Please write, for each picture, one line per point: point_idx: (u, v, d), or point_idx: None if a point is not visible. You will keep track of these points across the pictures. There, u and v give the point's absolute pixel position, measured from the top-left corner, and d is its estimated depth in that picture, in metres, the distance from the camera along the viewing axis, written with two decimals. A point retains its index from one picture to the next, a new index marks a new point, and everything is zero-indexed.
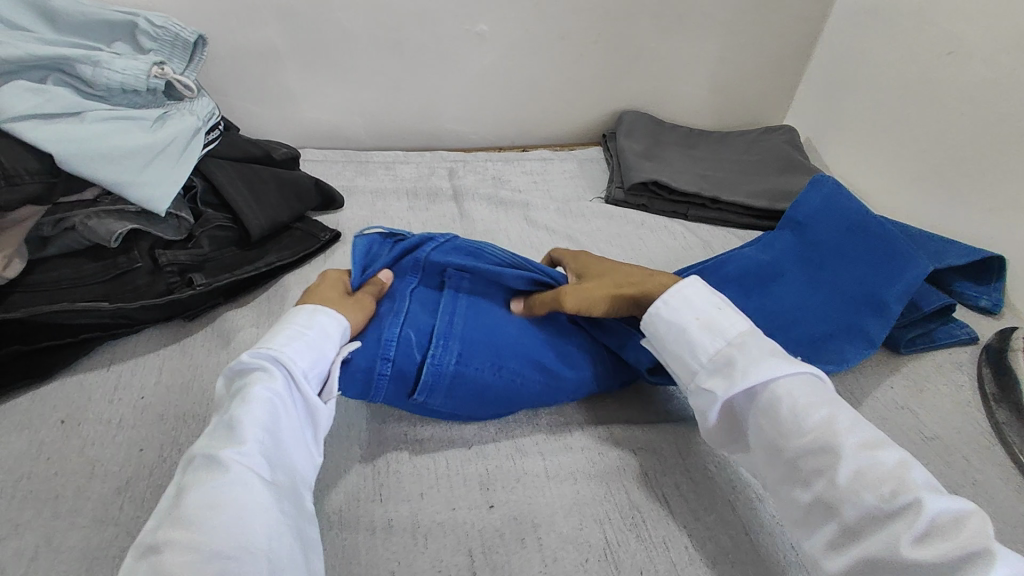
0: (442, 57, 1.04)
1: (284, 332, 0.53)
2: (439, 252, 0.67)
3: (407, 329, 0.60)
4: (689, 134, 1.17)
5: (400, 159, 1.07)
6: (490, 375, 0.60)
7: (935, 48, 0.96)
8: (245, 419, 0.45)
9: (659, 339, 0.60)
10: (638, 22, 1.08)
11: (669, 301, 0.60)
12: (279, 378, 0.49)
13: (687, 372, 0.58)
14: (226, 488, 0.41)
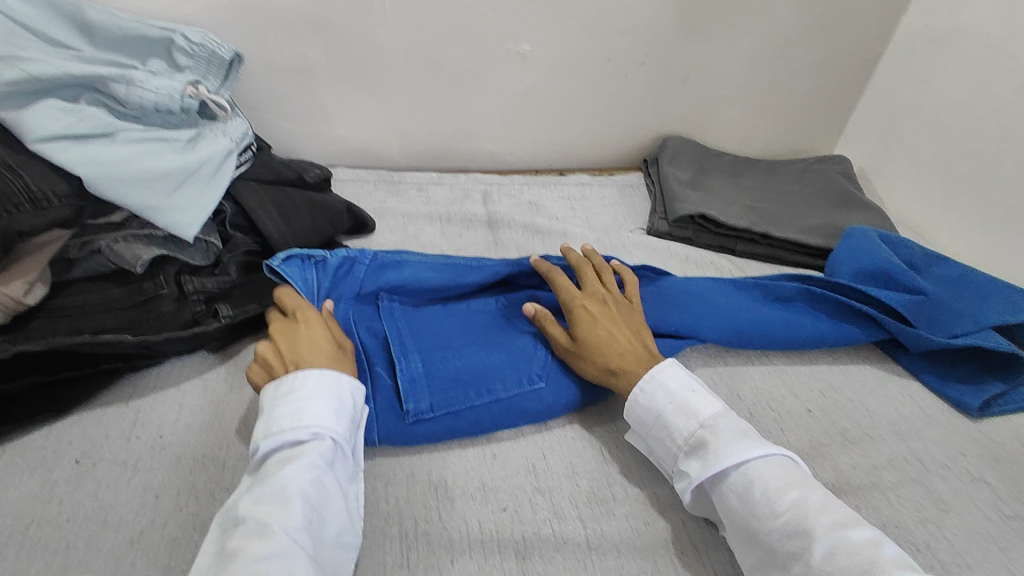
0: (482, 77, 1.01)
1: (318, 394, 0.54)
2: (369, 279, 0.71)
3: (375, 364, 0.64)
4: (736, 161, 1.11)
5: (434, 181, 1.04)
6: (464, 375, 0.63)
7: (1012, 81, 0.89)
8: (296, 493, 0.48)
9: (637, 420, 0.60)
10: (687, 45, 1.03)
11: (647, 384, 0.60)
12: (320, 448, 0.51)
13: (668, 457, 0.57)
14: (280, 566, 0.44)
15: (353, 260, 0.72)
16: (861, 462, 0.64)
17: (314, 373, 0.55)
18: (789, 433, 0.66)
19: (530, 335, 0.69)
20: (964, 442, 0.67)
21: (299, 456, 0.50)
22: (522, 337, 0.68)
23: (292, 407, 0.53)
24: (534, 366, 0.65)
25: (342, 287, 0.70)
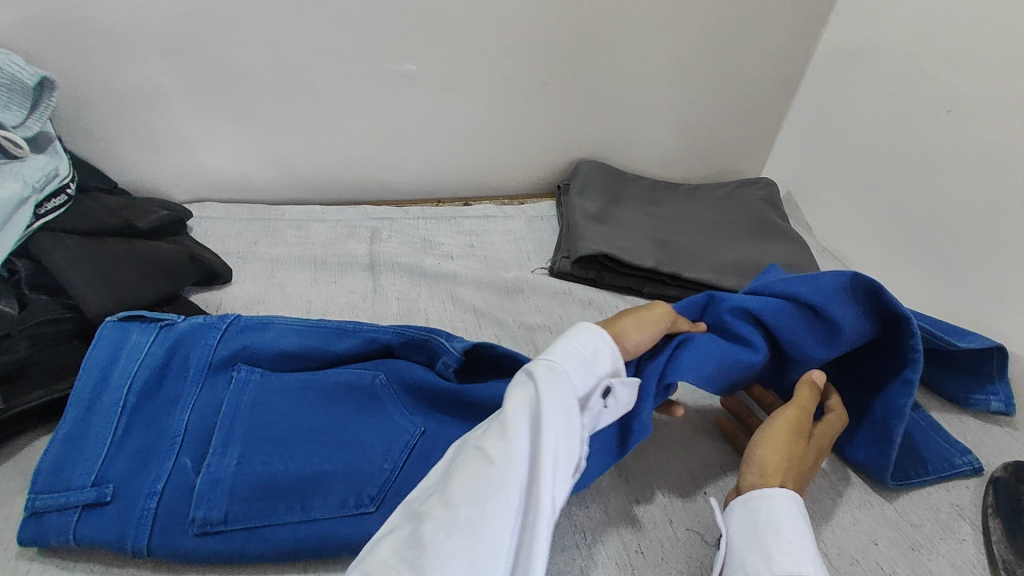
0: (363, 100, 0.90)
1: (582, 347, 0.52)
2: (227, 343, 0.63)
3: (182, 454, 0.56)
4: (654, 187, 1.03)
5: (316, 217, 0.93)
6: (280, 484, 0.54)
7: (931, 104, 0.81)
8: (518, 430, 0.45)
9: (772, 519, 0.48)
10: (592, 63, 0.94)
11: (801, 507, 0.49)
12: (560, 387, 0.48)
13: (779, 559, 0.45)
14: (492, 496, 0.41)
15: (204, 326, 0.64)
16: None
17: (588, 335, 0.53)
18: (678, 525, 0.58)
19: (387, 437, 0.59)
20: (874, 527, 0.59)
21: (524, 391, 0.48)
22: (379, 435, 0.59)
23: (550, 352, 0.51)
24: (370, 486, 0.56)
25: (189, 353, 0.62)
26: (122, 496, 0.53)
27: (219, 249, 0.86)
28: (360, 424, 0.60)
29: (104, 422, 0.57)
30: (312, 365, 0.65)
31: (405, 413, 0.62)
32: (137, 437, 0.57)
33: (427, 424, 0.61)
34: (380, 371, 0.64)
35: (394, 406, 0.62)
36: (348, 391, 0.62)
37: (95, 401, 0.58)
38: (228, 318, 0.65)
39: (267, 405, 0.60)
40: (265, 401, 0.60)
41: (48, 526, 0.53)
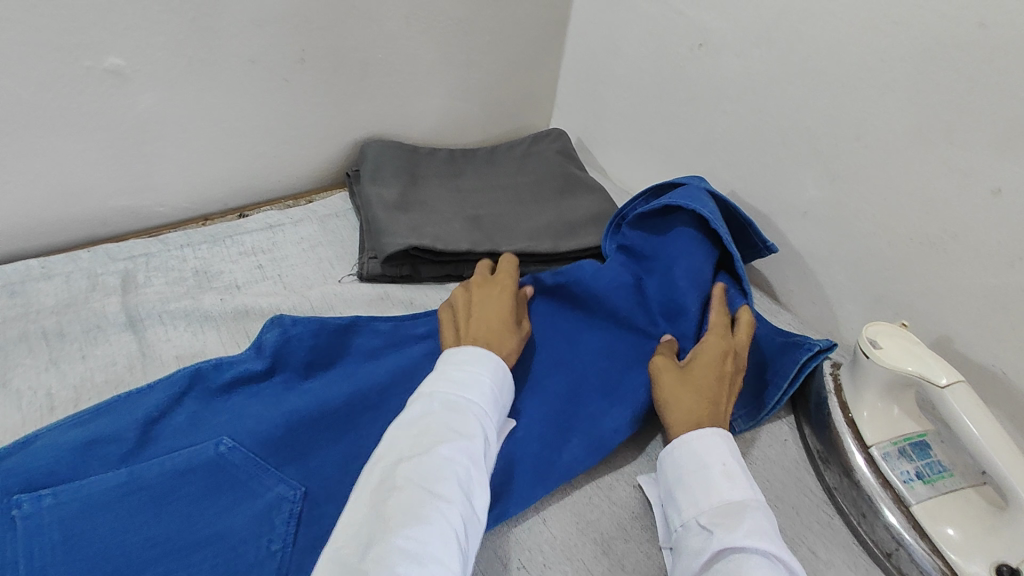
0: (58, 111, 0.69)
1: (483, 372, 0.55)
2: None
3: None
4: (452, 158, 0.96)
5: (34, 275, 0.71)
6: None
7: (684, 41, 0.85)
8: (450, 469, 0.46)
9: (675, 464, 0.54)
10: (349, 31, 0.83)
11: (708, 437, 0.54)
12: (476, 426, 0.50)
13: (684, 505, 0.51)
14: (438, 542, 0.41)
15: None
16: (631, 528, 0.57)
17: (489, 359, 0.57)
18: (552, 522, 0.57)
19: (259, 511, 0.50)
20: None
21: (445, 427, 0.49)
22: (249, 511, 0.49)
23: (460, 381, 0.53)
24: None
25: None
26: None
27: None
28: (219, 510, 0.49)
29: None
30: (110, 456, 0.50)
31: (269, 472, 0.52)
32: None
33: (303, 479, 0.53)
34: (223, 435, 0.53)
35: (254, 468, 0.52)
36: (187, 475, 0.50)
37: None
38: None
39: (81, 534, 0.46)
40: (75, 526, 0.46)
41: None
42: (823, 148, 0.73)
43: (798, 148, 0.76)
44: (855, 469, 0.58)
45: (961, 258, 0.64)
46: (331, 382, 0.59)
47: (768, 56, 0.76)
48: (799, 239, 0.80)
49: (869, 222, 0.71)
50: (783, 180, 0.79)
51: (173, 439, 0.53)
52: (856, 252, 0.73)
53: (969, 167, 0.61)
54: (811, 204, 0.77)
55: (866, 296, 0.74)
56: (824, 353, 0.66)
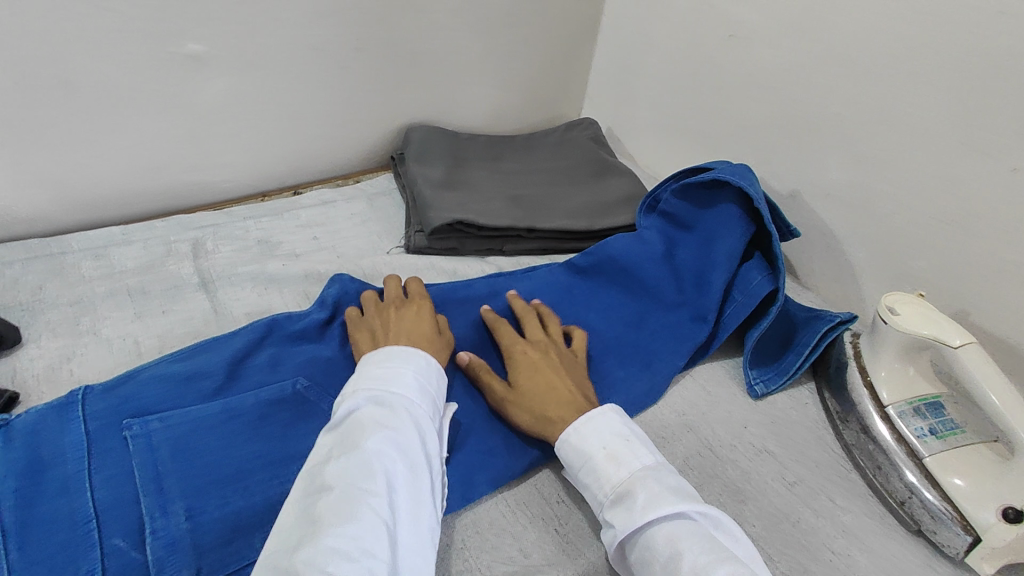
0: (143, 91, 0.76)
1: (408, 367, 0.55)
2: (95, 404, 0.55)
3: (107, 537, 0.48)
4: (491, 143, 1.02)
5: (117, 240, 0.78)
6: (248, 514, 0.53)
7: (716, 32, 0.90)
8: (377, 465, 0.46)
9: (568, 462, 0.54)
10: (401, 22, 0.89)
11: (578, 427, 0.54)
12: (405, 417, 0.50)
13: (592, 500, 0.52)
14: (370, 536, 0.42)
15: (53, 408, 0.54)
16: None
17: (415, 355, 0.56)
18: None
19: None
20: (743, 414, 0.68)
21: (372, 423, 0.49)
22: None
23: (388, 379, 0.53)
24: None
25: (53, 439, 0.52)
26: None
27: None
28: (305, 433, 0.59)
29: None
30: (201, 391, 0.59)
31: None
32: (39, 544, 0.47)
33: None
34: (299, 375, 0.62)
35: (327, 402, 0.62)
36: (274, 406, 0.59)
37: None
38: (80, 390, 0.56)
39: (192, 447, 0.54)
40: (183, 444, 0.54)
41: None
42: (848, 132, 0.77)
43: (824, 132, 0.80)
44: (871, 426, 0.63)
45: (978, 233, 0.68)
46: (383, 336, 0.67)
47: (797, 45, 0.80)
48: (823, 220, 0.84)
49: (891, 201, 0.75)
50: (809, 163, 0.83)
51: (256, 377, 0.61)
52: (877, 230, 0.77)
53: (988, 146, 0.65)
54: (835, 185, 0.81)
55: (887, 273, 0.78)
56: (845, 325, 0.70)
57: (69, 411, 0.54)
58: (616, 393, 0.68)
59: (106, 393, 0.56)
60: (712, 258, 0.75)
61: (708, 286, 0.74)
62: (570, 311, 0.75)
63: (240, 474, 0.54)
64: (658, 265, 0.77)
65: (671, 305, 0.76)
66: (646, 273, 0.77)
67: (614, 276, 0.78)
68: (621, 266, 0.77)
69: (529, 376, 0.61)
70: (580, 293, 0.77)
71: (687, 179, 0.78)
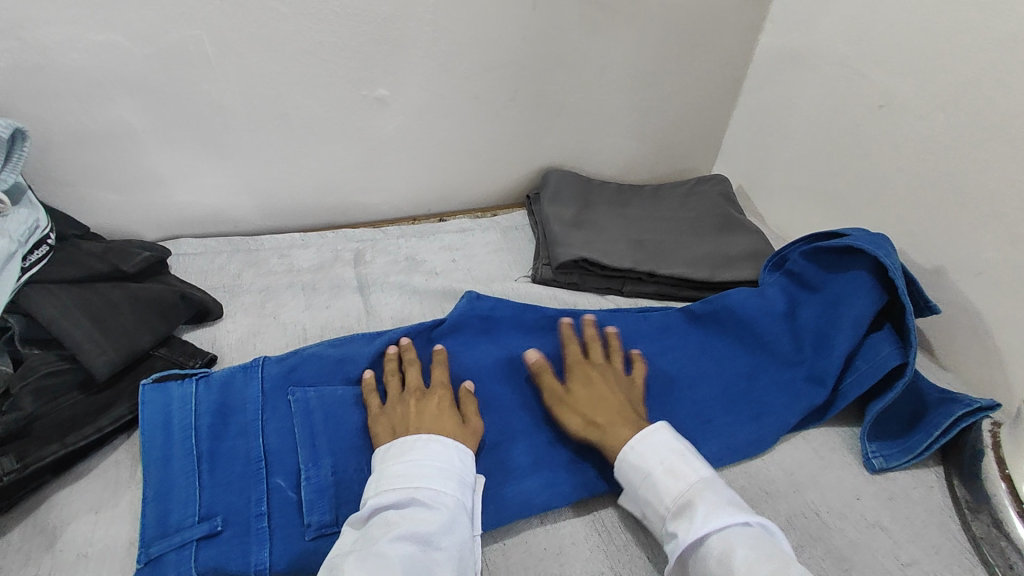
0: (336, 126, 0.91)
1: (432, 454, 0.56)
2: (270, 370, 0.66)
3: (273, 476, 0.59)
4: (620, 190, 1.08)
5: (298, 244, 0.93)
6: None
7: (864, 101, 0.90)
8: (399, 561, 0.47)
9: (625, 478, 0.58)
10: (553, 78, 0.99)
11: (637, 445, 0.58)
12: (425, 505, 0.51)
13: (652, 517, 0.56)
14: None
15: (238, 368, 0.66)
16: None
17: (437, 440, 0.57)
18: None
19: None
20: (857, 484, 0.67)
21: (395, 518, 0.50)
22: None
23: (411, 467, 0.54)
24: None
25: (237, 393, 0.64)
26: (236, 522, 0.56)
27: (203, 286, 0.85)
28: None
29: (185, 471, 0.58)
30: (349, 373, 0.68)
31: None
32: (223, 472, 0.59)
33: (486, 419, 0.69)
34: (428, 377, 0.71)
35: None
36: None
37: (169, 452, 0.59)
38: (259, 358, 0.68)
39: (339, 416, 0.64)
40: (332, 412, 0.64)
41: (166, 567, 0.53)
42: (1004, 212, 0.74)
43: (976, 208, 0.77)
44: (1005, 520, 0.59)
45: None
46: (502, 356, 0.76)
47: (951, 119, 0.78)
48: (968, 298, 0.79)
49: None
50: (955, 239, 0.80)
51: None
52: None
53: None
54: (986, 264, 0.76)
55: None
56: (985, 411, 0.66)
57: (249, 372, 0.65)
58: (721, 440, 0.69)
59: (277, 362, 0.67)
60: (838, 322, 0.74)
61: (830, 352, 0.73)
62: (683, 356, 0.78)
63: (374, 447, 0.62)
64: (778, 323, 0.77)
65: (789, 364, 0.76)
66: (764, 329, 0.77)
67: (730, 328, 0.79)
68: (736, 317, 0.78)
69: (585, 386, 0.67)
70: (695, 340, 0.79)
71: (817, 242, 0.78)
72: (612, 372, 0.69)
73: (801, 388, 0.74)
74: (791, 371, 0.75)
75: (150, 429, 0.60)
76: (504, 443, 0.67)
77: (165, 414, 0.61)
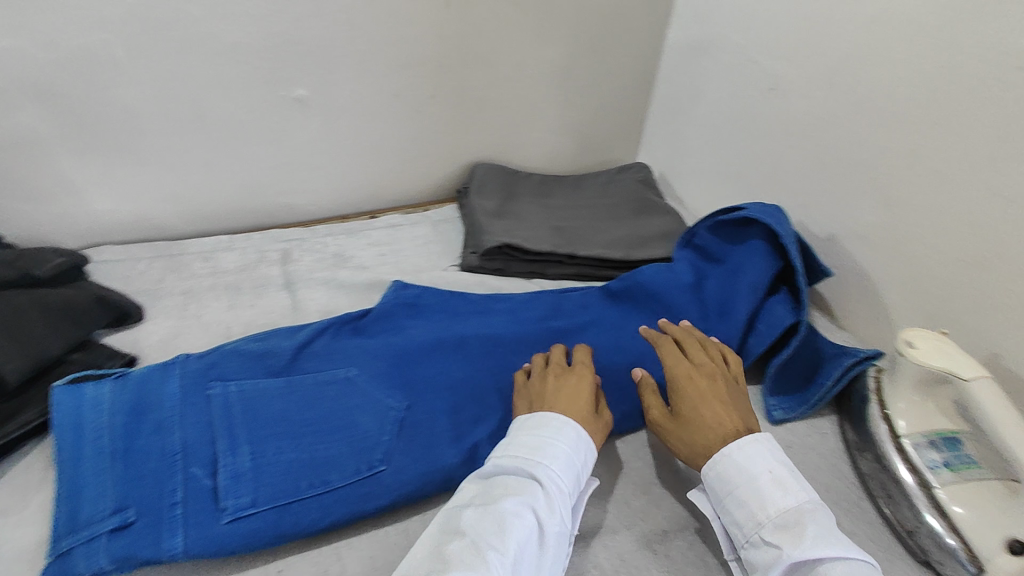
0: (254, 126, 0.92)
1: (562, 443, 0.57)
2: (189, 367, 0.67)
3: (187, 466, 0.59)
4: (545, 182, 1.12)
5: (223, 246, 0.93)
6: (298, 463, 0.61)
7: (758, 84, 0.96)
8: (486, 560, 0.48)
9: (726, 479, 0.56)
10: (470, 73, 1.02)
11: (744, 447, 0.56)
12: (548, 485, 0.54)
13: (743, 521, 0.54)
14: None
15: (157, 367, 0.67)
16: None
17: (560, 424, 0.59)
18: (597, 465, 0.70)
19: (377, 411, 0.67)
20: None
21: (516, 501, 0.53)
22: (370, 412, 0.67)
23: (534, 451, 0.56)
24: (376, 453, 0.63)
25: (153, 389, 0.64)
26: (147, 513, 0.56)
27: (123, 291, 0.85)
28: (351, 405, 0.67)
29: (96, 469, 0.58)
30: (271, 367, 0.70)
31: (385, 389, 0.70)
32: (136, 464, 0.58)
33: (410, 399, 0.69)
34: (353, 365, 0.72)
35: (371, 386, 0.70)
36: (329, 385, 0.69)
37: (81, 451, 0.59)
38: (179, 358, 0.68)
39: (259, 407, 0.64)
40: (252, 404, 0.65)
41: (76, 561, 0.53)
42: (879, 179, 0.80)
43: (857, 177, 0.83)
44: (884, 455, 0.64)
45: (1006, 277, 0.68)
46: (428, 338, 0.76)
47: (830, 97, 0.85)
48: (858, 261, 0.86)
49: (921, 243, 0.76)
50: (842, 207, 0.86)
51: (316, 361, 0.72)
52: (909, 274, 0.79)
53: (1011, 193, 0.66)
54: (868, 229, 0.83)
55: (920, 316, 0.79)
56: (871, 360, 0.70)
57: (168, 370, 0.66)
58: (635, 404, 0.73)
59: (198, 360, 0.68)
60: (739, 288, 0.79)
61: (731, 316, 0.79)
62: (601, 329, 0.82)
63: (290, 433, 0.63)
64: (686, 293, 0.82)
65: (698, 331, 0.81)
66: (674, 301, 0.82)
67: (644, 301, 0.84)
68: (647, 291, 0.83)
69: (699, 408, 0.61)
70: (612, 315, 0.83)
71: (719, 217, 0.84)
72: (699, 372, 0.64)
73: None
74: (699, 338, 0.80)
75: (61, 429, 0.60)
76: (426, 421, 0.67)
77: (78, 415, 0.61)
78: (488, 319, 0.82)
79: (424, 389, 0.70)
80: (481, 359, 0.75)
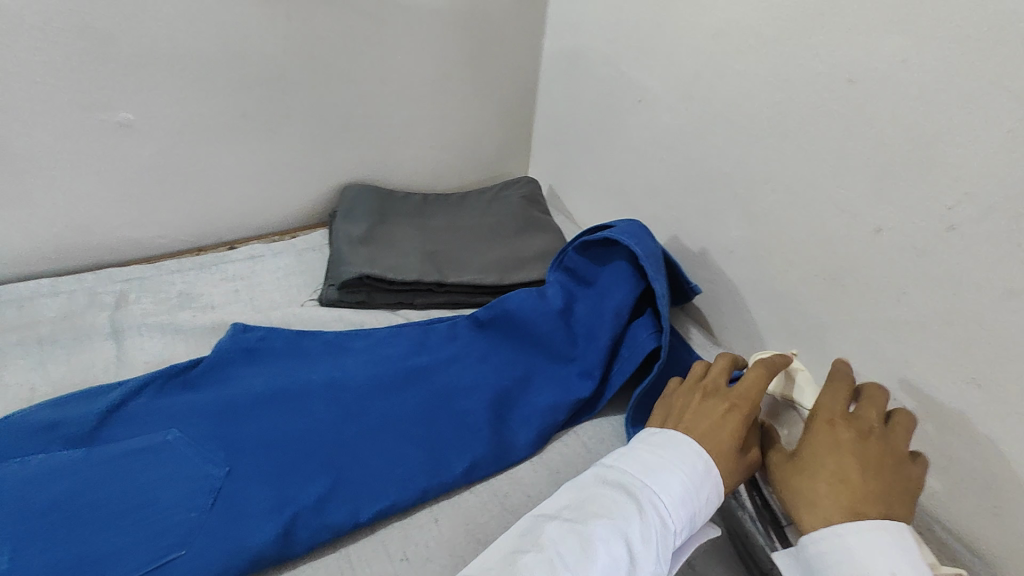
0: (75, 155, 0.82)
1: (680, 468, 0.50)
2: None
3: None
4: (424, 201, 1.06)
5: (45, 291, 0.83)
6: (74, 557, 0.52)
7: (627, 96, 0.93)
8: None
9: (829, 560, 0.45)
10: (330, 90, 0.95)
11: (864, 534, 0.45)
12: (651, 519, 0.47)
13: None
14: None
15: None
16: None
17: (683, 445, 0.52)
18: (442, 522, 0.62)
19: (189, 482, 0.59)
20: None
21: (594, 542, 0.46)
22: (180, 484, 0.58)
23: (650, 473, 0.50)
24: (178, 533, 0.55)
25: None
26: None
27: None
28: (159, 478, 0.58)
29: None
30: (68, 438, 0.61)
31: (204, 454, 0.61)
32: None
33: (232, 464, 0.61)
34: (170, 428, 0.63)
35: (187, 451, 0.61)
36: (135, 454, 0.60)
37: None
38: None
39: (40, 489, 0.56)
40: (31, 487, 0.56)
41: None
42: (740, 194, 0.78)
43: (721, 191, 0.81)
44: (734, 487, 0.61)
45: (856, 293, 0.66)
46: (263, 388, 0.69)
47: (691, 109, 0.83)
48: (728, 276, 0.84)
49: (780, 258, 0.75)
50: (711, 222, 0.84)
51: (126, 427, 0.63)
52: (773, 289, 0.77)
53: (855, 206, 0.64)
54: (734, 244, 0.81)
55: (785, 331, 0.77)
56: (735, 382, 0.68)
57: None
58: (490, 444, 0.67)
59: None
60: (604, 312, 0.75)
61: (596, 344, 0.75)
62: (463, 362, 0.75)
63: (71, 519, 0.54)
64: (553, 319, 0.76)
65: (564, 359, 0.76)
66: (539, 326, 0.76)
67: (508, 328, 0.78)
68: (511, 318, 0.77)
69: (820, 467, 0.50)
70: (476, 346, 0.77)
71: (585, 237, 0.79)
72: (845, 421, 0.52)
73: (575, 381, 0.74)
74: (566, 366, 0.76)
75: None
76: (246, 488, 0.59)
77: None
78: (339, 359, 0.74)
79: (251, 450, 0.62)
80: (322, 407, 0.67)
